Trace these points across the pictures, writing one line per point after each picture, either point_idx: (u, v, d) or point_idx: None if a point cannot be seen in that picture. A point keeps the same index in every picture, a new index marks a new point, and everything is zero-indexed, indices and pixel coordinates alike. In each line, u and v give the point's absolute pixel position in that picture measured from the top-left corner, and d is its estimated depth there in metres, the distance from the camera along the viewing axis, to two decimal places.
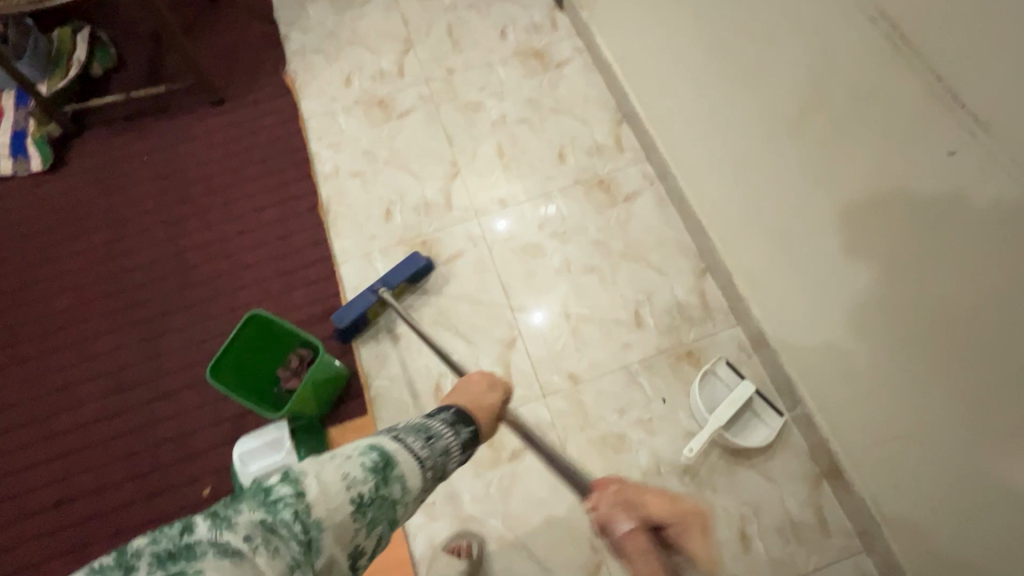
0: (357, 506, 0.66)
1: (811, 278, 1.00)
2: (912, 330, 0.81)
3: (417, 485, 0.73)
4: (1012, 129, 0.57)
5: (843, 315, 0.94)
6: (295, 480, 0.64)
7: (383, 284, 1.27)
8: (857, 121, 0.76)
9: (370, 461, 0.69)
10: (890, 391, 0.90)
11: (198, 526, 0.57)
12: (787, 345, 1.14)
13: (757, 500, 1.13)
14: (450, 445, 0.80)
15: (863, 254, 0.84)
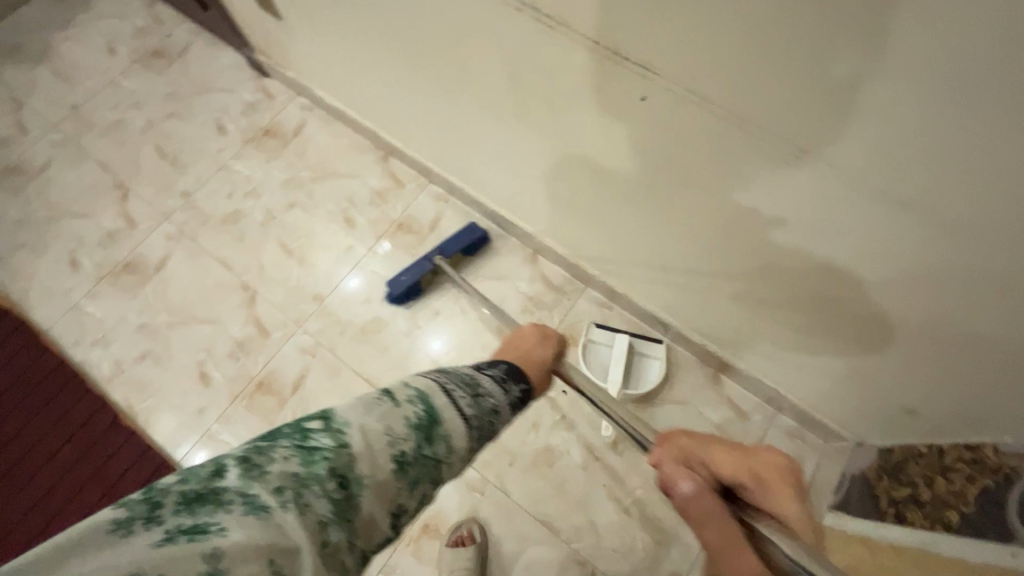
0: (397, 463, 0.56)
1: (615, 227, 1.04)
2: (705, 237, 0.89)
3: (461, 444, 0.63)
4: (670, 62, 0.65)
5: (653, 246, 1.01)
6: (337, 432, 0.53)
7: (438, 250, 1.28)
8: (566, 96, 0.82)
9: (415, 416, 0.59)
10: (717, 291, 0.99)
11: (230, 471, 0.48)
12: (631, 284, 1.20)
13: (683, 428, 1.18)
14: (500, 404, 0.69)
15: (639, 192, 0.90)
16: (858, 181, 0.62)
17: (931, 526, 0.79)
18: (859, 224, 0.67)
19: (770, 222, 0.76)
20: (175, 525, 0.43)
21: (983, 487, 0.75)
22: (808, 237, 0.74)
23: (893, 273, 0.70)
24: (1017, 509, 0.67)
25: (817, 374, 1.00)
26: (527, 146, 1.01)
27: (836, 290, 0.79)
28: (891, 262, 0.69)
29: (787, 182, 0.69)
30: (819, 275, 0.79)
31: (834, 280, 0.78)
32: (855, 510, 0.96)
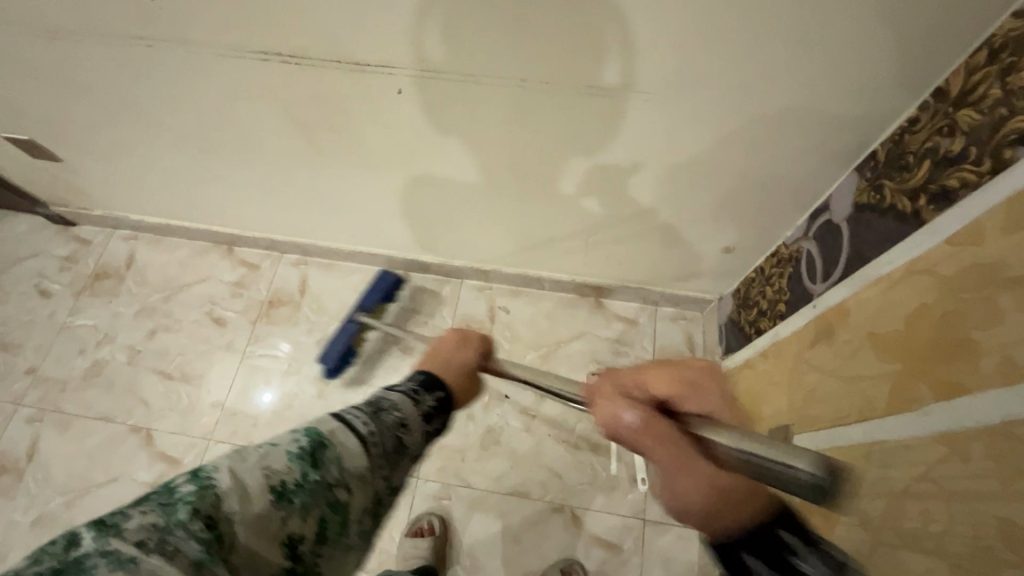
0: (276, 495, 0.49)
1: (452, 212, 1.16)
2: (516, 184, 1.02)
3: (358, 459, 0.56)
4: (397, 55, 0.79)
5: (484, 215, 1.14)
6: (204, 476, 0.48)
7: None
8: (344, 116, 0.94)
9: (298, 446, 0.53)
10: (551, 227, 1.14)
11: (84, 537, 0.41)
12: (494, 257, 1.31)
13: (591, 353, 1.31)
14: (408, 417, 0.64)
15: (449, 172, 1.02)
16: (574, 85, 0.78)
17: (773, 324, 0.96)
18: (596, 117, 0.83)
19: (543, 150, 0.92)
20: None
21: (786, 275, 0.94)
22: (574, 152, 0.91)
23: (642, 146, 0.87)
24: (807, 274, 0.86)
25: (657, 257, 1.18)
26: (342, 175, 1.10)
27: (624, 180, 0.96)
28: (636, 136, 0.85)
29: (533, 114, 0.84)
30: (606, 174, 0.95)
31: (614, 175, 0.95)
32: (734, 346, 1.13)
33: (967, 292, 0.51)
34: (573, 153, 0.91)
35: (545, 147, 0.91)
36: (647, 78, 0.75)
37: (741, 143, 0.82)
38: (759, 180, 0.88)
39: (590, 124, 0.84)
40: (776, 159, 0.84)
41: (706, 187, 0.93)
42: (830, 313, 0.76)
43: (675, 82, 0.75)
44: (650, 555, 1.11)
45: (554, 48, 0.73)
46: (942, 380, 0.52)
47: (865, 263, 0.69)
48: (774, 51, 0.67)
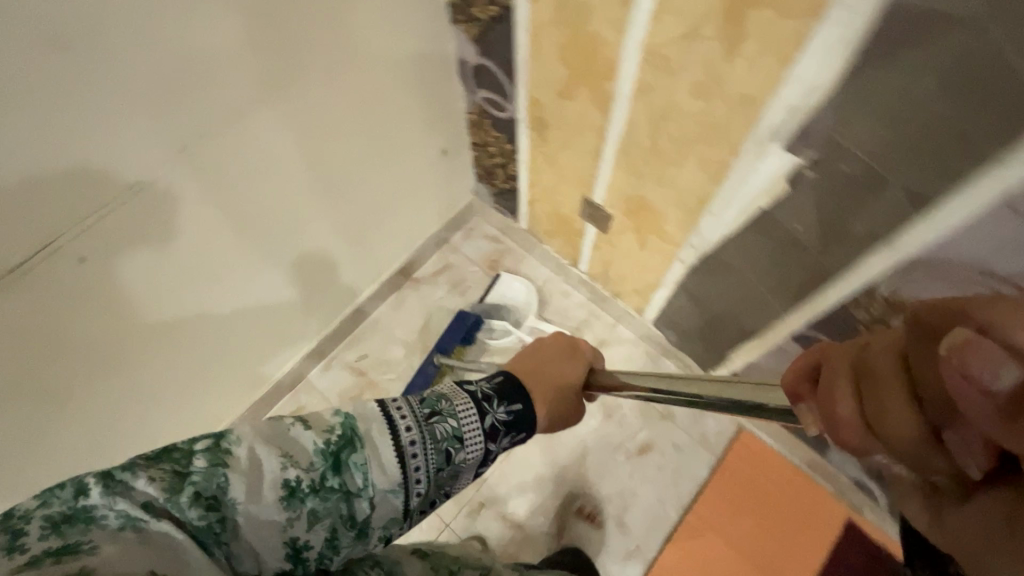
0: (287, 492, 0.45)
1: (239, 325, 1.04)
2: (264, 245, 0.97)
3: (392, 477, 0.50)
4: (46, 231, 0.65)
5: (265, 303, 1.07)
6: (219, 451, 0.44)
7: (438, 351, 1.27)
8: (44, 341, 0.73)
9: (323, 440, 0.48)
10: (324, 258, 1.13)
11: (93, 487, 0.39)
12: (308, 326, 1.24)
13: (450, 313, 1.38)
14: (465, 429, 0.56)
15: (203, 293, 0.91)
16: (236, 116, 0.76)
17: (515, 162, 1.15)
18: (273, 130, 0.83)
19: (260, 198, 0.89)
20: (44, 547, 0.36)
21: (494, 128, 1.11)
22: (284, 177, 0.90)
23: (328, 125, 0.90)
24: (497, 112, 1.05)
25: (414, 205, 1.26)
26: (103, 402, 0.89)
27: (340, 164, 0.99)
28: (318, 120, 0.88)
29: (225, 170, 0.80)
30: (323, 170, 0.96)
31: (329, 171, 0.98)
32: (516, 205, 1.31)
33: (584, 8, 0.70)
34: (283, 180, 0.90)
35: (259, 190, 0.88)
36: (278, 68, 0.77)
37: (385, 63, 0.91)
38: (418, 81, 1.00)
39: (275, 139, 0.84)
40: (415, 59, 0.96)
41: (394, 116, 1.01)
42: (531, 114, 0.96)
43: (307, 50, 0.79)
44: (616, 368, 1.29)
45: (186, 95, 0.69)
46: (625, 68, 0.72)
47: (524, 62, 0.87)
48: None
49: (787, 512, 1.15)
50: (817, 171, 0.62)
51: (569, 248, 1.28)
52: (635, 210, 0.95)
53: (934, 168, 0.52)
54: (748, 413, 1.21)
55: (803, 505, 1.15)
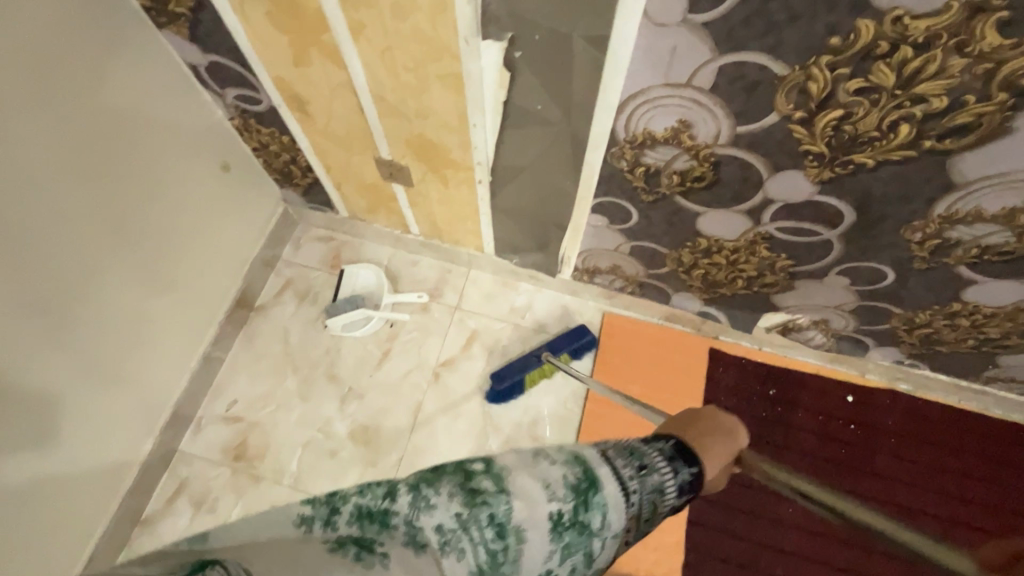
0: (553, 526, 0.45)
1: (64, 424, 0.92)
2: (46, 326, 0.85)
3: (621, 523, 0.47)
4: None
5: (88, 391, 0.95)
6: (498, 475, 0.46)
7: (548, 347, 1.25)
8: None
9: (577, 475, 0.47)
10: (140, 319, 1.03)
11: (400, 495, 0.43)
12: (154, 395, 1.13)
13: (309, 325, 1.33)
14: (666, 483, 0.51)
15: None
16: None
17: (301, 151, 1.12)
18: None
19: (14, 277, 0.79)
20: (348, 532, 0.41)
21: (263, 125, 1.07)
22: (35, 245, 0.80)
23: (62, 173, 0.82)
24: (254, 105, 1.01)
25: (219, 231, 1.19)
26: None
27: (95, 209, 0.89)
28: (44, 170, 0.79)
29: None
30: (76, 223, 0.86)
31: (94, 223, 0.89)
32: (327, 195, 1.29)
33: None
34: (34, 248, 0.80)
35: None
36: None
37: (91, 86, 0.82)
38: (145, 92, 0.92)
39: None
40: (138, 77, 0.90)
41: (147, 145, 0.94)
42: (284, 94, 0.94)
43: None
44: (483, 310, 1.35)
45: None
46: (334, 12, 0.74)
47: (248, 42, 0.85)
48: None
49: (664, 364, 1.29)
50: (521, 49, 0.70)
51: (394, 217, 1.29)
52: (423, 151, 0.98)
53: (597, 10, 0.61)
54: (604, 297, 1.33)
55: (673, 353, 1.30)
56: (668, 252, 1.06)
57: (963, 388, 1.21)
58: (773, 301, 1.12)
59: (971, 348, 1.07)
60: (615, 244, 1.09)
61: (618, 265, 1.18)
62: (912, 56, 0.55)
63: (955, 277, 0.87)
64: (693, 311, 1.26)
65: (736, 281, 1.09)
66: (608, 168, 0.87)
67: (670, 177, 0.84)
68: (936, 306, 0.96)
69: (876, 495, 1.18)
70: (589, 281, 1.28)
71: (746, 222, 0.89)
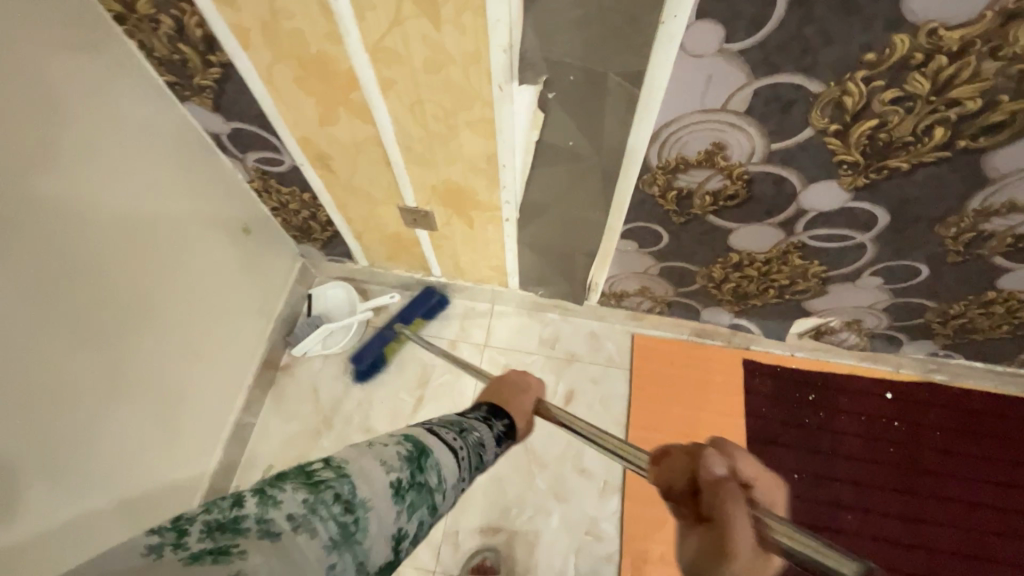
0: (395, 492, 0.49)
1: (117, 514, 0.88)
2: (93, 414, 0.82)
3: (455, 474, 0.56)
4: None
5: (134, 476, 0.91)
6: (338, 463, 0.48)
7: (397, 318, 1.32)
8: None
9: (405, 449, 0.54)
10: (175, 392, 1.00)
11: (247, 500, 0.42)
12: (192, 470, 1.09)
13: (338, 379, 1.31)
14: (485, 437, 0.65)
15: (46, 499, 0.75)
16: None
17: (322, 207, 1.13)
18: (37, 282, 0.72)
19: (62, 363, 0.76)
20: (201, 548, 0.38)
21: (283, 184, 1.07)
22: (81, 328, 0.79)
23: (104, 253, 0.81)
24: (277, 167, 1.02)
25: (244, 296, 1.17)
26: None
27: (130, 287, 0.86)
28: (89, 250, 0.78)
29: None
30: (114, 303, 0.84)
31: (132, 300, 0.87)
32: (346, 247, 1.29)
33: (301, 32, 0.71)
34: (80, 331, 0.79)
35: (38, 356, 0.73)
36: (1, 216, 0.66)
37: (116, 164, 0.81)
38: (167, 165, 0.91)
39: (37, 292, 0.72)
40: (165, 152, 0.90)
41: (174, 215, 0.94)
42: (308, 153, 0.95)
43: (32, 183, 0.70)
44: (510, 345, 1.34)
45: None
46: (365, 72, 0.75)
47: (275, 107, 0.86)
48: (4, 88, 0.65)
49: (700, 380, 1.29)
50: (553, 89, 0.71)
51: (416, 261, 1.28)
52: (449, 195, 0.99)
53: (633, 47, 0.63)
54: (632, 320, 1.33)
55: (706, 369, 1.30)
56: (699, 270, 1.06)
57: (1001, 374, 1.22)
58: (805, 307, 1.12)
59: (1004, 334, 1.08)
60: (644, 267, 1.10)
61: (646, 287, 1.18)
62: (947, 63, 0.58)
63: (988, 267, 0.88)
64: (723, 324, 1.26)
65: (767, 292, 1.10)
66: (639, 194, 0.88)
67: (703, 198, 0.85)
68: (971, 297, 0.97)
69: (932, 492, 1.16)
70: (617, 306, 1.28)
71: (779, 233, 0.90)
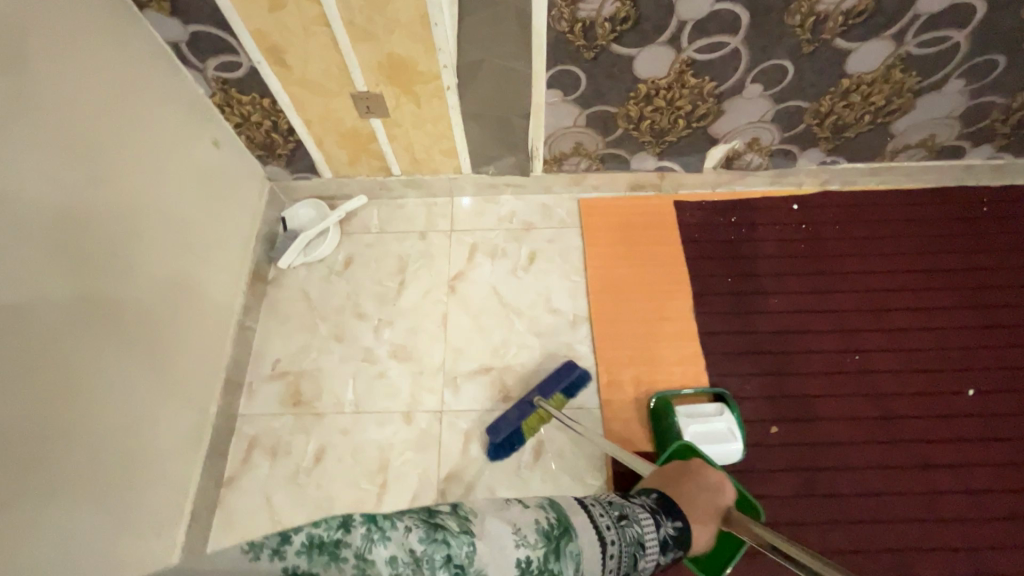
0: (519, 568, 0.63)
1: (129, 375, 1.01)
2: (99, 280, 0.95)
3: (594, 573, 0.70)
4: None
5: (144, 348, 1.04)
6: (462, 515, 0.64)
7: (538, 391, 1.21)
8: None
9: (546, 521, 0.69)
10: (173, 283, 1.13)
11: (353, 529, 0.56)
12: (204, 360, 1.21)
13: (325, 281, 1.44)
14: (651, 542, 0.80)
15: (65, 343, 0.88)
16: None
17: (281, 111, 1.25)
18: (38, 154, 0.84)
19: (68, 229, 0.89)
20: (297, 562, 0.51)
21: (243, 92, 1.19)
22: (79, 202, 0.91)
23: (90, 142, 0.93)
24: (235, 72, 1.14)
25: (223, 208, 1.29)
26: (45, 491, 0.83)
27: (116, 175, 0.99)
28: (77, 135, 0.91)
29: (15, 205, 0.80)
30: (107, 188, 0.97)
31: (120, 188, 1.00)
32: (309, 159, 1.41)
33: None
34: (79, 205, 0.91)
35: (50, 221, 0.86)
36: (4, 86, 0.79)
37: (98, 63, 0.94)
38: (140, 68, 1.03)
39: (40, 162, 0.85)
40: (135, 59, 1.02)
41: (148, 117, 1.06)
42: (261, 47, 1.08)
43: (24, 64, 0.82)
44: (475, 227, 1.50)
45: None
46: None
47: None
48: None
49: (641, 223, 1.48)
50: None
51: (375, 161, 1.42)
52: (394, 71, 1.14)
53: None
54: (576, 186, 1.51)
55: (644, 212, 1.49)
56: (618, 110, 1.25)
57: (880, 170, 1.46)
58: (712, 134, 1.33)
59: (870, 126, 1.32)
60: (573, 118, 1.27)
61: (580, 143, 1.36)
62: None
63: (836, 51, 1.11)
64: (652, 170, 1.46)
65: (678, 123, 1.30)
66: (552, 34, 1.06)
67: (604, 26, 1.04)
68: (833, 88, 1.20)
69: (837, 262, 1.40)
70: (559, 171, 1.46)
71: (671, 52, 1.10)
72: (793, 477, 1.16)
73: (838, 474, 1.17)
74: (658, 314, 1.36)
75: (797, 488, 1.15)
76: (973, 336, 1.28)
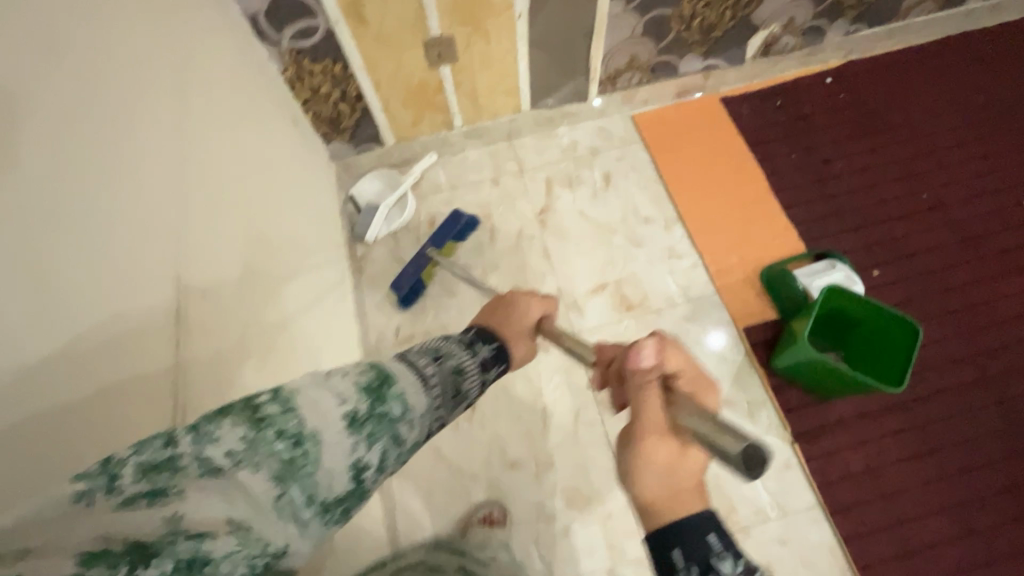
0: (353, 423, 0.48)
1: (304, 343, 1.03)
2: (264, 255, 0.97)
3: (424, 406, 0.57)
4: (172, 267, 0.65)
5: (304, 322, 1.06)
6: (286, 396, 0.45)
7: (431, 243, 1.37)
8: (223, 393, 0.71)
9: (366, 378, 0.52)
10: (301, 260, 1.13)
11: (180, 438, 0.39)
12: (340, 335, 1.22)
13: (416, 243, 1.44)
14: (460, 361, 0.67)
15: (265, 311, 0.92)
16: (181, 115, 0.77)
17: (351, 76, 1.23)
18: (206, 132, 0.83)
19: (239, 207, 0.90)
20: (135, 490, 0.35)
21: (317, 61, 1.17)
22: (236, 180, 0.91)
23: (228, 118, 0.92)
24: (311, 37, 1.12)
25: (309, 188, 1.27)
26: None
27: (250, 155, 0.99)
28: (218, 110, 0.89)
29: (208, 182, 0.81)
30: (249, 167, 0.97)
31: (256, 169, 1.00)
32: (374, 126, 1.40)
33: None
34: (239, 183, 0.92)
35: (229, 198, 0.87)
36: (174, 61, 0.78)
37: (210, 39, 0.92)
38: (237, 43, 1.01)
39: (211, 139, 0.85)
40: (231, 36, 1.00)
41: (252, 94, 1.04)
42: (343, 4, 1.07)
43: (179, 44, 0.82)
44: (543, 162, 1.53)
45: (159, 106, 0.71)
46: None
47: None
48: None
49: (699, 124, 1.54)
50: None
51: (439, 115, 1.43)
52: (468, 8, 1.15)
53: None
54: (627, 103, 1.56)
55: (699, 112, 1.56)
56: (672, 12, 1.31)
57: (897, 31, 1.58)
58: (754, 21, 1.41)
59: None
60: (630, 28, 1.33)
61: (634, 56, 1.41)
62: None
63: None
64: (698, 71, 1.53)
65: (725, 15, 1.37)
66: None
67: None
68: None
69: (877, 115, 1.52)
70: (613, 90, 1.52)
71: None
72: (907, 307, 1.29)
73: (945, 295, 1.30)
74: (742, 199, 1.44)
75: (915, 316, 1.28)
76: (1011, 153, 1.45)
